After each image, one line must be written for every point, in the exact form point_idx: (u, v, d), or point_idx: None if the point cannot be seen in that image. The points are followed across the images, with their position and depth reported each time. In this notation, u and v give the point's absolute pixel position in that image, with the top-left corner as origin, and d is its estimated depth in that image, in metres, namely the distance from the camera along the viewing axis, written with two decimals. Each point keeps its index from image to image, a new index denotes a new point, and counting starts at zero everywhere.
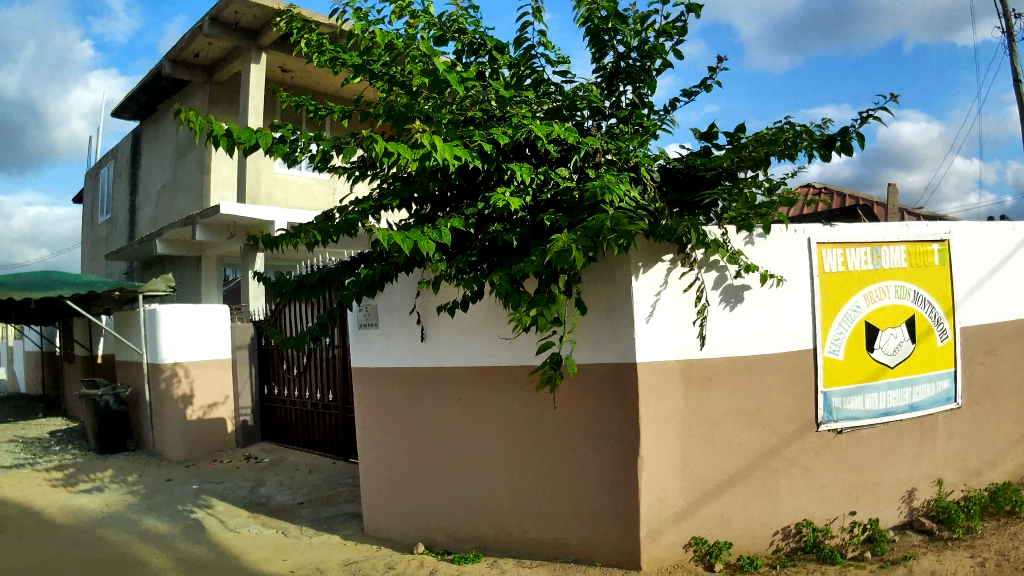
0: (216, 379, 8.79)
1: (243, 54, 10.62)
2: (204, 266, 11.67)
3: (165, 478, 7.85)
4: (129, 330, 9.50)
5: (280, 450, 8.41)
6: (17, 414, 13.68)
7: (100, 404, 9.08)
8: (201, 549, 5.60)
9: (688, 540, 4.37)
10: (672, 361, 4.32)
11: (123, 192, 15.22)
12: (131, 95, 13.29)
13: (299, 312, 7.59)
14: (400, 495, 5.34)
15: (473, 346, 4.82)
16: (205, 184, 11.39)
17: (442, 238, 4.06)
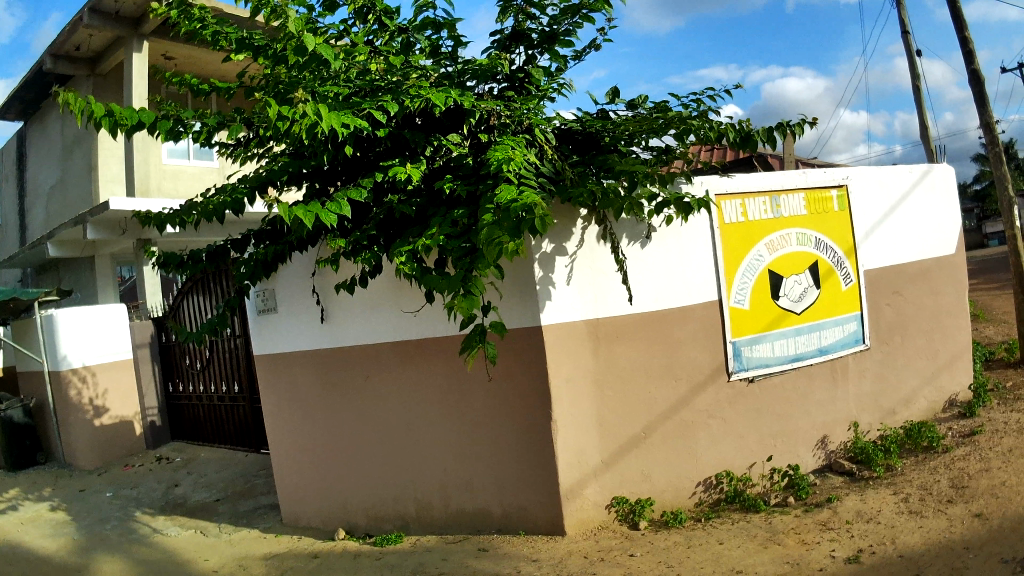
0: (123, 381, 8.48)
1: (126, 44, 10.26)
2: (98, 266, 11.26)
3: (78, 488, 7.58)
4: (28, 339, 9.14)
5: (191, 448, 8.17)
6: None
7: (3, 418, 8.72)
8: (115, 557, 5.41)
9: (612, 500, 4.34)
10: (579, 323, 4.28)
11: (12, 197, 14.60)
12: (13, 94, 12.73)
13: (197, 305, 7.30)
14: (318, 481, 5.21)
15: (377, 322, 4.69)
16: (94, 180, 10.98)
17: (345, 209, 3.94)
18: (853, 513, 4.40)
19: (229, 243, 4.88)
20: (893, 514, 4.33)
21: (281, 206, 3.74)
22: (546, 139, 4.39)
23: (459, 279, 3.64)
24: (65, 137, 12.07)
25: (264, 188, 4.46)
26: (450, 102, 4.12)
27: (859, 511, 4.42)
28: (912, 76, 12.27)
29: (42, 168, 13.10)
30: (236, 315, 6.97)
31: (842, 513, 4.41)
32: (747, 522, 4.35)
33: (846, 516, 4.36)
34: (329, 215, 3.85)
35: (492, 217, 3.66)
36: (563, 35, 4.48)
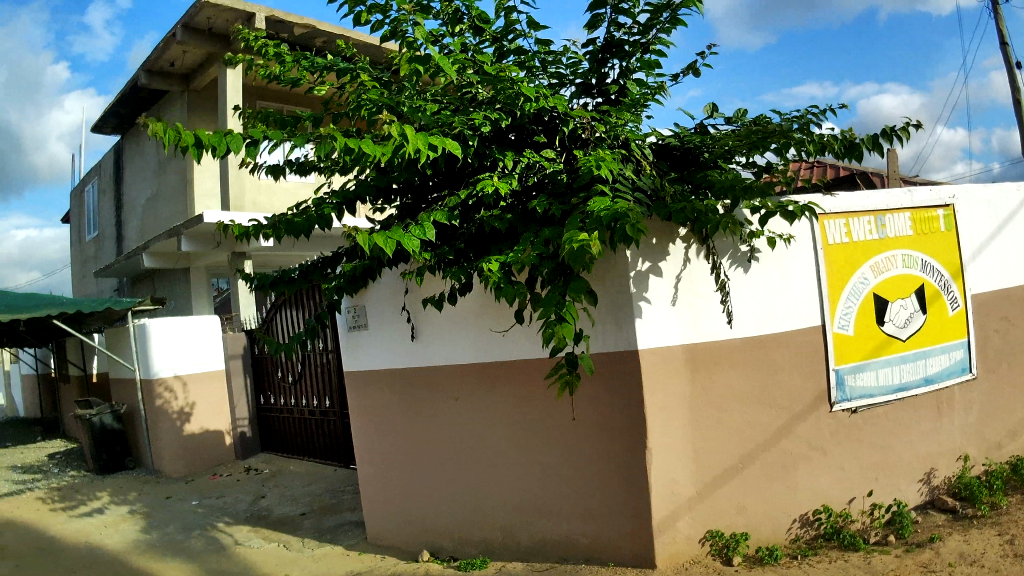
0: (211, 393, 8.62)
1: (218, 61, 10.47)
2: (193, 278, 11.48)
3: (165, 495, 7.68)
4: (121, 348, 9.33)
5: (280, 459, 8.22)
6: (20, 439, 14.71)
7: (94, 424, 8.91)
8: (202, 567, 5.45)
9: (705, 534, 4.20)
10: (677, 348, 4.15)
11: (109, 208, 15.02)
12: (110, 110, 13.11)
13: (289, 318, 7.38)
14: (402, 500, 5.17)
15: (463, 341, 4.65)
16: (189, 194, 11.22)
17: (427, 232, 3.90)
18: (956, 555, 4.19)
19: (318, 261, 4.88)
20: (999, 558, 4.11)
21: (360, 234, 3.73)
22: (643, 155, 4.28)
23: (553, 302, 3.52)
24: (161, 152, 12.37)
25: (353, 204, 4.46)
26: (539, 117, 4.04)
27: (963, 553, 4.20)
28: (1013, 89, 11.83)
29: (138, 181, 13.42)
30: (329, 330, 7.02)
31: (944, 554, 4.20)
32: (845, 561, 4.17)
33: (950, 558, 4.15)
34: (411, 240, 3.82)
35: (586, 231, 3.56)
36: (654, 46, 4.38)
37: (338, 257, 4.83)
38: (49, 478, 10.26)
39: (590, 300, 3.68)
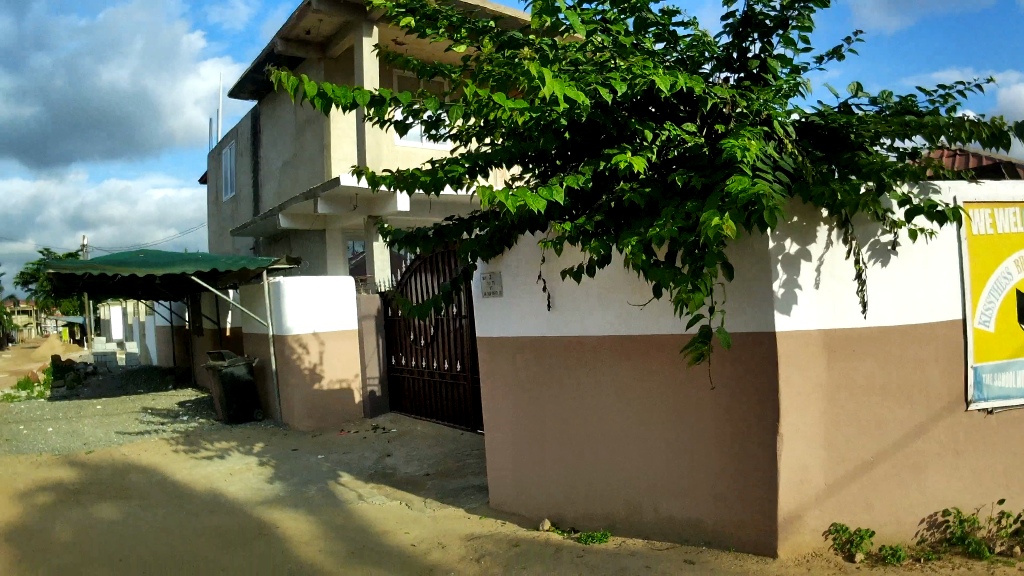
0: (348, 348, 8.84)
1: (355, 29, 10.70)
2: (329, 240, 11.77)
3: (291, 447, 7.95)
4: (255, 304, 9.65)
5: (407, 420, 8.39)
6: (154, 387, 15.40)
7: (228, 374, 9.27)
8: (329, 520, 5.63)
9: (829, 526, 4.12)
10: (815, 332, 4.07)
11: (246, 169, 15.50)
12: (248, 73, 13.50)
13: (423, 283, 7.51)
14: (526, 469, 5.23)
15: (604, 316, 4.62)
16: (326, 157, 11.51)
17: (555, 195, 3.93)
18: None
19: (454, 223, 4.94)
20: None
21: (483, 190, 3.81)
22: (786, 133, 4.18)
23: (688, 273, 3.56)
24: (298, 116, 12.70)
25: (486, 167, 4.51)
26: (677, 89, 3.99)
27: None
28: None
29: (275, 143, 13.80)
30: (463, 295, 7.12)
31: None
32: (971, 569, 4.01)
33: None
34: (536, 202, 3.86)
35: (727, 211, 3.50)
36: (799, 21, 4.25)
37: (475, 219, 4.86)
38: (181, 425, 10.72)
39: (727, 273, 3.68)
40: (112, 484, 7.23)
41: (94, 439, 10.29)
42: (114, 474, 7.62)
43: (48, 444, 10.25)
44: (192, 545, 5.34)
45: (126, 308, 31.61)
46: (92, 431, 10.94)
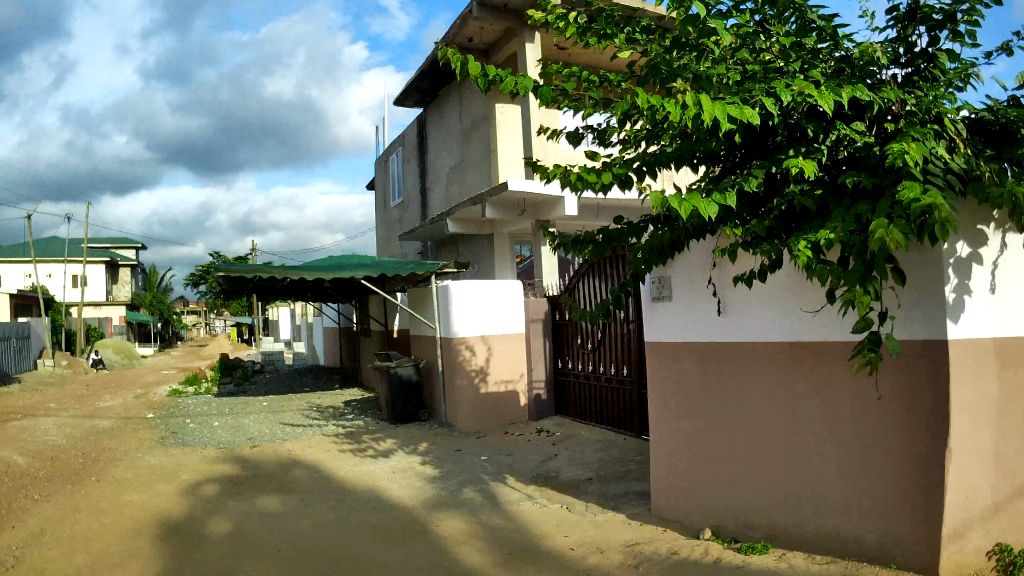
0: (514, 351, 9.05)
1: (518, 36, 11.21)
2: (496, 244, 12.14)
3: (454, 448, 8.21)
4: (423, 307, 10.03)
5: (571, 424, 8.47)
6: (324, 386, 16.05)
7: (396, 375, 9.62)
8: (492, 520, 5.81)
9: (994, 547, 3.99)
10: (990, 340, 3.95)
11: (413, 175, 15.98)
12: (413, 83, 13.97)
13: (593, 286, 7.70)
14: (689, 475, 5.22)
15: (773, 321, 4.59)
16: (495, 163, 11.87)
17: (728, 200, 3.93)
18: None
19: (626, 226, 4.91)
20: None
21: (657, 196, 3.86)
22: (956, 132, 4.04)
23: (858, 277, 3.52)
24: (465, 123, 13.07)
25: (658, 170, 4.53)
26: (845, 91, 3.92)
27: None
28: None
29: (441, 150, 14.19)
30: (631, 300, 7.21)
31: None
32: None
33: None
34: (709, 207, 3.87)
35: (899, 220, 3.44)
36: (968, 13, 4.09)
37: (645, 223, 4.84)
38: (348, 423, 11.16)
39: (897, 280, 3.64)
40: (284, 482, 7.62)
41: (257, 434, 10.81)
42: (286, 471, 8.02)
43: (216, 438, 10.81)
44: (359, 542, 5.59)
45: (298, 308, 32.98)
46: (258, 426, 11.49)
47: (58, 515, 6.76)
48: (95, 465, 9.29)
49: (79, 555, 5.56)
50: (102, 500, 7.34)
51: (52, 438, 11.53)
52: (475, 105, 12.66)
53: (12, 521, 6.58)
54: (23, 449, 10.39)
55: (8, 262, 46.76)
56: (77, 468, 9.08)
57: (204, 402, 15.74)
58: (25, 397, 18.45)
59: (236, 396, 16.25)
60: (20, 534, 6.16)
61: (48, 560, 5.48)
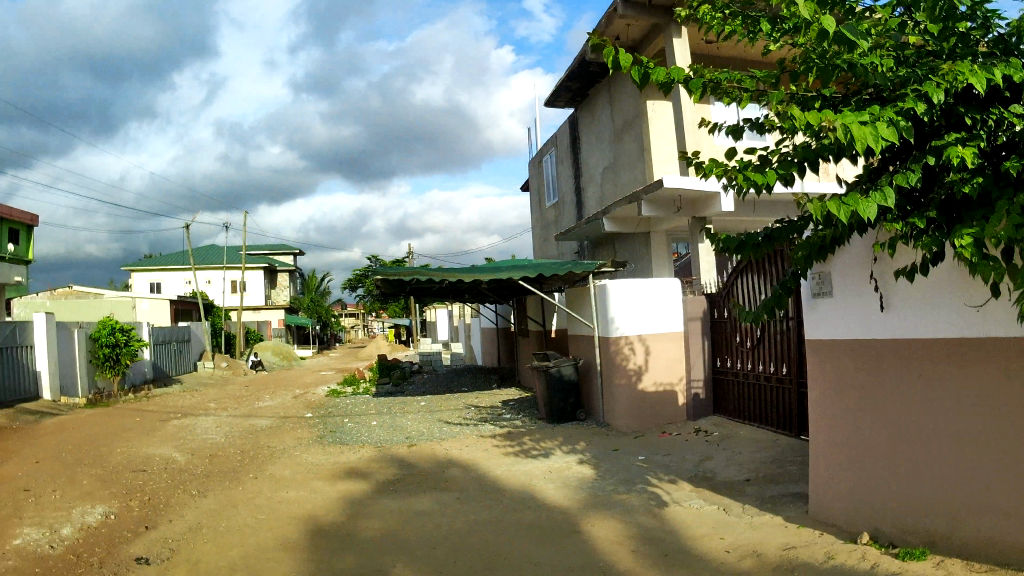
0: (673, 351, 9.13)
1: (664, 32, 11.37)
2: (653, 242, 12.60)
3: (613, 449, 8.43)
4: (582, 306, 10.52)
5: (730, 423, 8.33)
6: (479, 386, 16.34)
7: (555, 373, 10.40)
8: (645, 521, 5.85)
9: None
10: None
11: (567, 175, 16.12)
12: (563, 84, 14.17)
13: (752, 284, 7.73)
14: (850, 476, 5.03)
15: (936, 318, 4.40)
16: (649, 161, 12.01)
17: (888, 198, 3.75)
18: None
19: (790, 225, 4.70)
20: None
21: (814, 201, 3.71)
22: None
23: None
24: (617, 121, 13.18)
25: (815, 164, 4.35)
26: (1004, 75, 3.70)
27: None
28: None
29: (594, 149, 14.28)
30: (791, 297, 7.09)
31: None
32: None
33: None
34: (867, 207, 3.71)
35: None
36: None
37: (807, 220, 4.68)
38: (503, 421, 11.34)
39: None
40: (440, 480, 7.85)
41: (415, 433, 11.13)
42: (439, 472, 8.22)
43: (373, 436, 11.16)
44: (510, 540, 5.70)
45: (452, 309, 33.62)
46: (415, 425, 11.83)
47: (218, 509, 7.10)
48: (254, 461, 9.76)
49: (233, 549, 5.81)
50: (257, 496, 7.65)
51: (214, 436, 12.10)
52: (626, 102, 12.83)
53: (174, 514, 6.93)
54: (185, 447, 10.93)
55: (173, 268, 49.26)
56: (236, 465, 9.51)
57: (361, 401, 16.26)
58: (190, 396, 19.43)
59: (393, 395, 16.73)
60: (182, 527, 6.50)
61: (206, 552, 5.76)
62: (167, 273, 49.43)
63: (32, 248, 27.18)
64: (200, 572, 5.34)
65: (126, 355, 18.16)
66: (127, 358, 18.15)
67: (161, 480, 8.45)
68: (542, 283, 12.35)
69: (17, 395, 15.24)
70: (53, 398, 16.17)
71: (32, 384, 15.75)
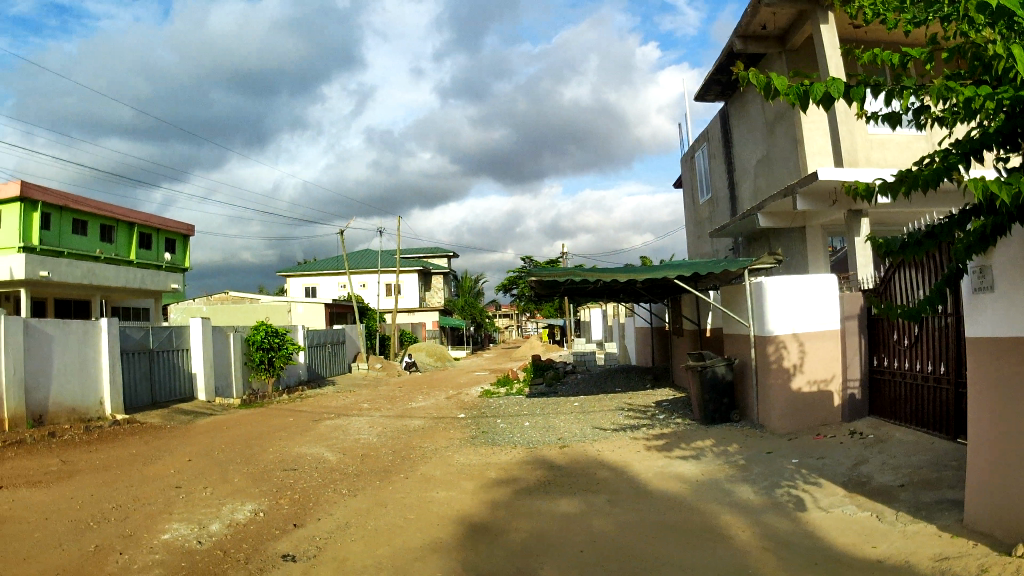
0: (828, 349, 8.83)
1: (812, 20, 11.06)
2: (809, 237, 12.23)
3: (766, 450, 8.25)
4: (737, 305, 10.36)
5: (886, 425, 8.00)
6: (632, 386, 16.24)
7: (708, 374, 10.24)
8: (795, 527, 5.71)
9: None
10: None
11: (720, 170, 15.88)
12: (712, 78, 14.05)
13: (910, 279, 7.42)
14: (1009, 484, 4.74)
15: None
16: (803, 155, 11.72)
17: None
18: None
19: (949, 219, 4.37)
20: None
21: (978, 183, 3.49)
22: None
23: None
24: (769, 114, 12.93)
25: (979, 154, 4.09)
26: None
27: None
28: None
29: (747, 143, 14.02)
30: (949, 292, 6.77)
31: None
32: None
33: None
34: None
35: None
36: None
37: (966, 214, 4.27)
38: (657, 422, 11.23)
39: None
40: (589, 482, 7.86)
41: (567, 434, 11.18)
42: (586, 475, 8.22)
43: (525, 437, 11.25)
44: (656, 542, 5.66)
45: (606, 309, 33.52)
46: (567, 426, 11.87)
47: (365, 508, 7.29)
48: (406, 460, 10.01)
49: (376, 548, 5.96)
50: (405, 496, 7.82)
51: (365, 436, 12.45)
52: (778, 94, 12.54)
53: (323, 512, 7.17)
54: (337, 446, 11.29)
55: (329, 273, 50.95)
56: (386, 465, 9.75)
57: (514, 402, 16.41)
58: (343, 397, 20.05)
59: (546, 396, 16.82)
60: (328, 525, 6.72)
61: (349, 550, 5.94)
62: (324, 277, 51.15)
63: (189, 257, 28.70)
64: (346, 570, 5.49)
65: (279, 358, 18.90)
66: (280, 361, 18.85)
67: (316, 478, 8.76)
68: (695, 282, 12.20)
69: (175, 397, 16.07)
70: (210, 399, 16.98)
71: (188, 386, 16.58)
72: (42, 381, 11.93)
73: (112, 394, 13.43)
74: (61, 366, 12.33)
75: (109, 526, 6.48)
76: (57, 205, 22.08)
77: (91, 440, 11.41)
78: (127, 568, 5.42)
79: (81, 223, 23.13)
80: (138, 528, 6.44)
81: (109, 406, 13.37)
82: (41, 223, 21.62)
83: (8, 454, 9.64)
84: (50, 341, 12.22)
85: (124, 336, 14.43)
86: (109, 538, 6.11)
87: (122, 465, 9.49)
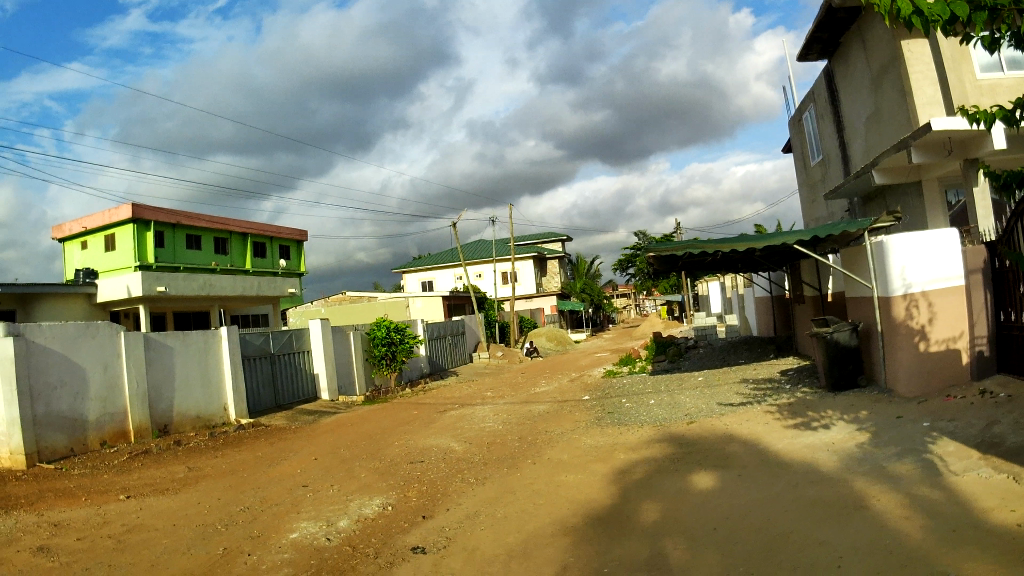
0: (953, 305, 8.51)
1: None
2: (926, 192, 11.82)
3: (896, 415, 8.00)
4: (858, 267, 10.05)
5: (1017, 380, 7.69)
6: (757, 357, 15.94)
7: (832, 340, 9.96)
8: (927, 494, 5.54)
9: None
10: None
11: (829, 130, 15.44)
12: (812, 36, 13.67)
13: None
14: None
15: None
16: (913, 106, 11.29)
17: None
18: None
19: None
20: None
21: None
22: None
23: None
24: (874, 66, 12.50)
25: None
26: None
27: None
28: None
29: (854, 99, 13.60)
30: None
31: None
32: None
33: None
34: None
35: None
36: None
37: None
38: (783, 393, 11.01)
39: None
40: (717, 458, 7.77)
41: (694, 409, 11.07)
42: (713, 450, 8.11)
43: (651, 416, 11.18)
44: (787, 516, 5.56)
45: (725, 282, 33.02)
46: (693, 402, 11.75)
47: (494, 497, 7.36)
48: (531, 446, 10.06)
49: (505, 536, 6.00)
50: (533, 481, 7.88)
51: (489, 424, 12.58)
52: (880, 45, 12.13)
53: (451, 503, 7.28)
54: (462, 436, 11.44)
55: (443, 265, 51.57)
56: (510, 452, 9.82)
57: (638, 381, 16.32)
58: (465, 387, 20.29)
59: (669, 373, 16.68)
60: (457, 515, 6.81)
61: (478, 539, 6.01)
62: (439, 270, 51.81)
63: (304, 261, 29.44)
64: (476, 559, 5.56)
65: (400, 352, 19.28)
66: (402, 355, 19.22)
67: (440, 470, 8.91)
68: (814, 246, 11.87)
69: (299, 398, 16.56)
70: (334, 398, 17.40)
71: (310, 387, 17.07)
72: (164, 392, 12.43)
73: (236, 399, 13.92)
74: (183, 377, 12.80)
75: (238, 528, 6.72)
76: (169, 223, 22.86)
77: (219, 445, 11.85)
78: (258, 567, 5.63)
79: (195, 238, 23.93)
80: (267, 529, 6.66)
81: (233, 411, 13.84)
82: (157, 241, 22.47)
83: (138, 465, 10.07)
84: (171, 353, 12.68)
85: (245, 343, 14.88)
86: (238, 541, 6.35)
87: (249, 467, 9.81)
